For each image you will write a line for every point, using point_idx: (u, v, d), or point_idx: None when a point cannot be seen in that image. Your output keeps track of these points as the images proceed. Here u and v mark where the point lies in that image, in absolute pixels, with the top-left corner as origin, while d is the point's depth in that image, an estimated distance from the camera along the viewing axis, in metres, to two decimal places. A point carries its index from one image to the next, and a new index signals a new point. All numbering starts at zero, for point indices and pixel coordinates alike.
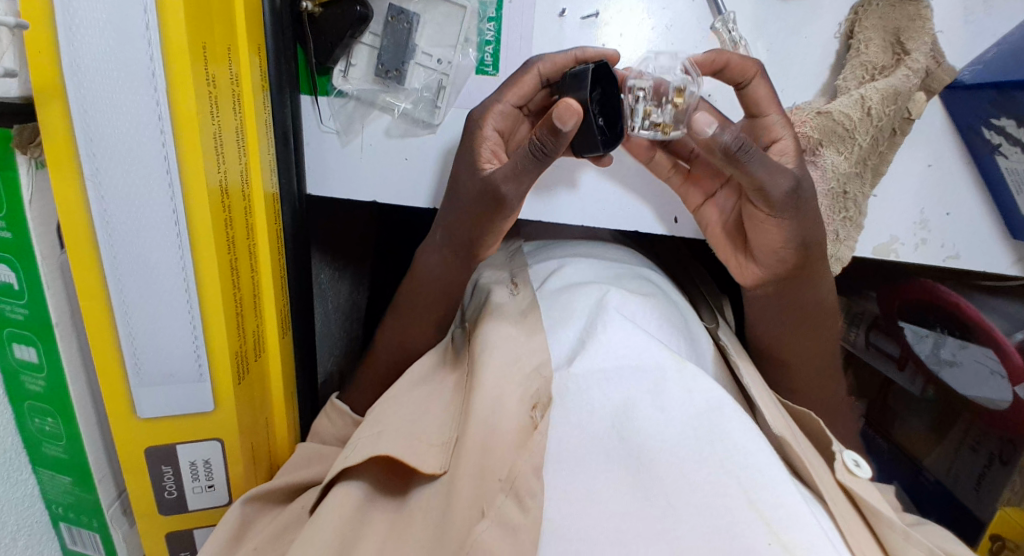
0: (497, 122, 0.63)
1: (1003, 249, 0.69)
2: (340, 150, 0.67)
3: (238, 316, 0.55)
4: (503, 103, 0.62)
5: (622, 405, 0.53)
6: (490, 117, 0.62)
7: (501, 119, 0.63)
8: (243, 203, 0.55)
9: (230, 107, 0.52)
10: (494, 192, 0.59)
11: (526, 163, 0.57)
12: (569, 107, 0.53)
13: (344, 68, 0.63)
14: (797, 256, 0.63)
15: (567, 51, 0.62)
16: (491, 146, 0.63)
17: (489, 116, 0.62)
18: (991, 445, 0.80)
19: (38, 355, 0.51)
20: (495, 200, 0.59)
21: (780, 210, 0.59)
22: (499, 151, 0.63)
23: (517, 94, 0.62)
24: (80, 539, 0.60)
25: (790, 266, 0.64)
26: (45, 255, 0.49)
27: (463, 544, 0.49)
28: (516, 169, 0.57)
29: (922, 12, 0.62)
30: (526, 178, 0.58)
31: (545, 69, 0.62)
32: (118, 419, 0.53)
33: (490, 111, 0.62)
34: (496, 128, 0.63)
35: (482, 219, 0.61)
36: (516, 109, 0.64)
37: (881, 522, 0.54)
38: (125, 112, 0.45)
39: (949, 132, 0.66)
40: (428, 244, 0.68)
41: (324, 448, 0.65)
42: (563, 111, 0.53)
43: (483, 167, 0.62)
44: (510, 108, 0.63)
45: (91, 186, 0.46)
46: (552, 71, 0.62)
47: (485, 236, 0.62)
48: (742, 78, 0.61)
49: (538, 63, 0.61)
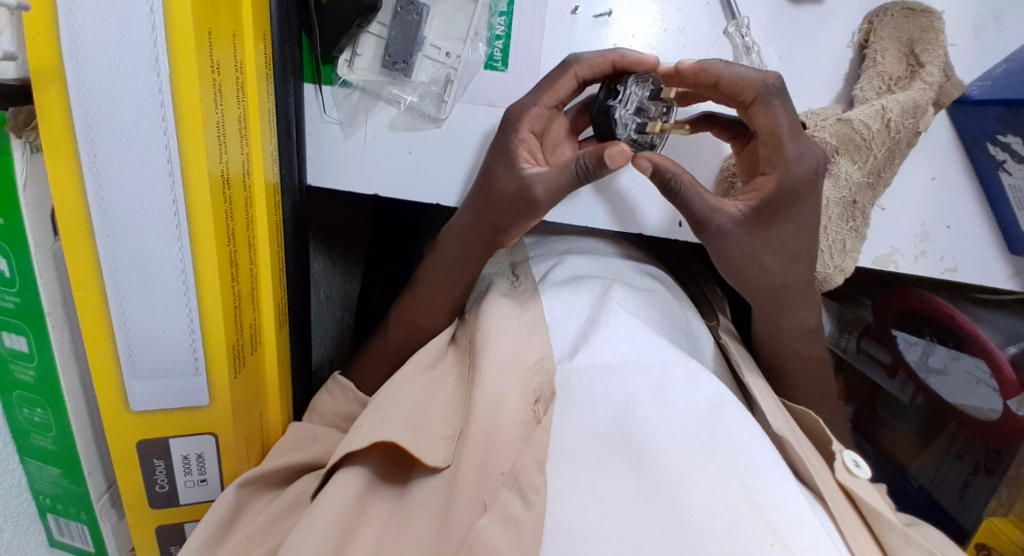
0: (533, 125, 0.61)
1: (1000, 264, 0.70)
2: (341, 141, 0.66)
3: (236, 309, 0.54)
4: (537, 105, 0.61)
5: (624, 403, 0.53)
6: (526, 121, 0.61)
7: (537, 122, 0.61)
8: (243, 193, 0.54)
9: (234, 95, 0.51)
10: (528, 196, 0.59)
11: (568, 184, 0.58)
12: (617, 154, 0.54)
13: (350, 58, 0.62)
14: (793, 265, 0.62)
15: (603, 53, 0.60)
16: (528, 146, 0.61)
17: (523, 119, 0.61)
18: (977, 454, 0.82)
19: (29, 344, 0.50)
20: (529, 205, 0.60)
21: (769, 219, 0.59)
22: (537, 151, 0.62)
23: (553, 96, 0.61)
24: (67, 531, 0.59)
25: (797, 275, 0.63)
26: (38, 243, 0.47)
27: (466, 536, 0.48)
28: (560, 181, 0.58)
29: (934, 23, 0.62)
30: (564, 192, 0.59)
31: (582, 71, 0.60)
32: (111, 412, 0.52)
33: (526, 115, 0.60)
34: (533, 131, 0.62)
35: (522, 216, 0.60)
36: (552, 111, 0.62)
37: (879, 521, 0.55)
38: (126, 97, 0.44)
39: (954, 145, 0.66)
40: (454, 233, 0.66)
41: (319, 428, 0.64)
42: (613, 155, 0.54)
43: (523, 167, 0.60)
44: (546, 111, 0.61)
45: (89, 173, 0.45)
46: (588, 72, 0.60)
47: (516, 233, 0.62)
48: (746, 95, 0.58)
49: (574, 66, 0.60)
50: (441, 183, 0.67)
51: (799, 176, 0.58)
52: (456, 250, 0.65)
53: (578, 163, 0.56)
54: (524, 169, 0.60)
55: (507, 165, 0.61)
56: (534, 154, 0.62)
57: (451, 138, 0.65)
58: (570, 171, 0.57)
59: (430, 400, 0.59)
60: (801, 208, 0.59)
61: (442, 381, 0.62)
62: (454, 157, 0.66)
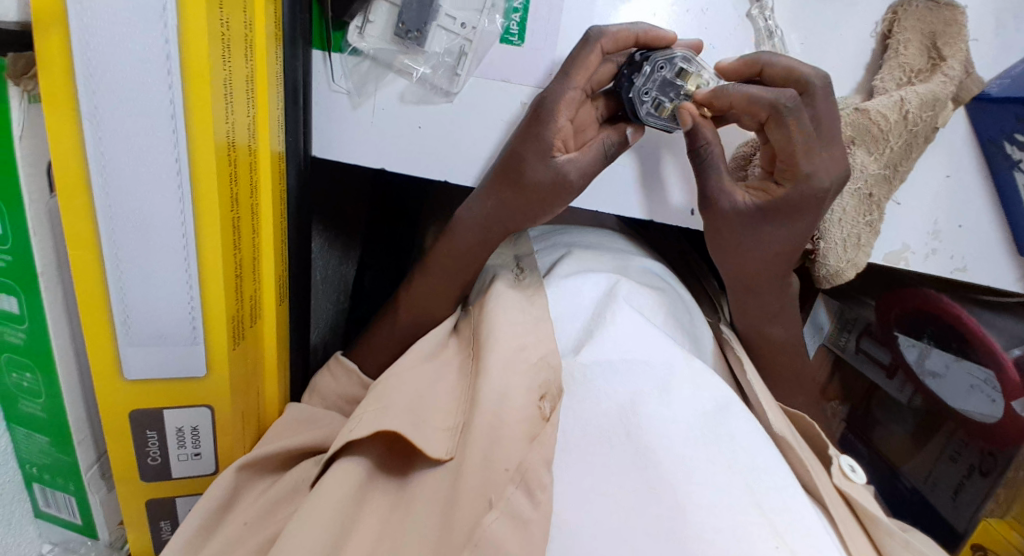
0: (569, 112, 0.59)
1: (1009, 265, 0.69)
2: (349, 111, 0.64)
3: (237, 277, 0.52)
4: (572, 88, 0.58)
5: (629, 397, 0.51)
6: (564, 107, 0.58)
7: (572, 107, 0.59)
8: (248, 159, 0.52)
9: (242, 53, 0.49)
10: (563, 184, 0.60)
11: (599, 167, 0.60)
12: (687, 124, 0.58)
13: (361, 24, 0.60)
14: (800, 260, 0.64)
15: (628, 27, 0.58)
16: (562, 136, 0.59)
17: (560, 105, 0.58)
18: (971, 457, 0.81)
19: (19, 306, 0.49)
20: (563, 191, 0.60)
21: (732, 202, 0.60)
22: (568, 138, 0.60)
23: (585, 77, 0.58)
24: (53, 502, 0.57)
25: (771, 273, 0.64)
26: (33, 199, 0.45)
27: (471, 534, 0.46)
28: (593, 171, 0.60)
29: (957, 17, 0.62)
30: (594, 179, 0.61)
31: (608, 45, 0.58)
32: (103, 379, 0.50)
33: (564, 100, 0.58)
34: (568, 117, 0.59)
35: (551, 202, 0.61)
36: (584, 91, 0.59)
37: (879, 529, 0.54)
38: (128, 45, 0.41)
39: (971, 145, 0.65)
40: (467, 217, 0.64)
41: (316, 410, 0.63)
42: (632, 134, 0.61)
43: (554, 156, 0.59)
44: (580, 94, 0.59)
45: (88, 125, 0.43)
46: (615, 46, 0.58)
47: (543, 217, 0.63)
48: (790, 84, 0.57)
49: (601, 40, 0.57)
50: (448, 163, 0.66)
51: (811, 190, 0.58)
52: (468, 234, 0.64)
53: (605, 147, 0.60)
54: (557, 159, 0.59)
55: (540, 156, 0.59)
56: (565, 143, 0.60)
57: (462, 115, 0.64)
58: (598, 152, 0.60)
59: (430, 390, 0.57)
60: (799, 219, 0.60)
61: (445, 370, 0.60)
62: (464, 135, 0.65)
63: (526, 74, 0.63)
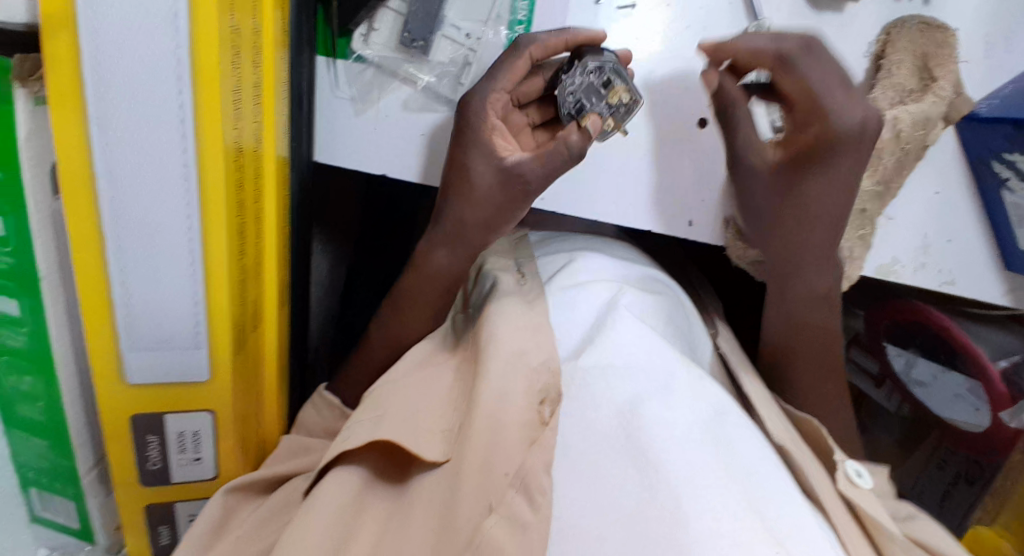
0: (495, 112, 0.61)
1: (996, 278, 0.71)
2: (352, 118, 0.64)
3: (241, 283, 0.52)
4: (497, 91, 0.60)
5: (629, 402, 0.52)
6: (489, 108, 0.60)
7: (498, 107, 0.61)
8: (254, 165, 0.52)
9: (251, 60, 0.49)
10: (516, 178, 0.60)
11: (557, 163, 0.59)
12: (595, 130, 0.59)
13: (366, 32, 0.61)
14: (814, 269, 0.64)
15: (557, 32, 0.59)
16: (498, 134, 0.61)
17: (486, 108, 0.60)
18: (959, 464, 0.83)
19: (20, 309, 0.48)
20: (519, 189, 0.60)
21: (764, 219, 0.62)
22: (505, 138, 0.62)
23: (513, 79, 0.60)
24: (50, 507, 0.57)
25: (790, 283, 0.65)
26: (39, 203, 0.46)
27: (471, 538, 0.46)
28: (547, 165, 0.59)
29: (949, 39, 0.63)
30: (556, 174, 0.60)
31: (537, 52, 0.59)
32: (106, 383, 0.50)
33: (488, 101, 0.60)
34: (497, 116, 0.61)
35: (514, 200, 0.61)
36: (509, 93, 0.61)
37: (878, 531, 0.55)
38: (140, 53, 0.41)
39: (960, 161, 0.67)
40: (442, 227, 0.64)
41: (310, 439, 0.63)
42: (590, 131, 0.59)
43: (500, 154, 0.60)
44: (505, 95, 0.61)
45: (97, 130, 0.43)
46: (543, 53, 0.59)
47: (517, 218, 0.62)
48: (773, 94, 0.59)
49: (528, 46, 0.59)
50: None
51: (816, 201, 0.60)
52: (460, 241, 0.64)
53: (564, 141, 0.58)
54: (502, 157, 0.60)
55: (485, 155, 0.60)
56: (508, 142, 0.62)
57: None
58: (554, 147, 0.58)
59: (429, 395, 0.57)
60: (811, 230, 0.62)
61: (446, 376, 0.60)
62: None
63: (528, 85, 0.63)
